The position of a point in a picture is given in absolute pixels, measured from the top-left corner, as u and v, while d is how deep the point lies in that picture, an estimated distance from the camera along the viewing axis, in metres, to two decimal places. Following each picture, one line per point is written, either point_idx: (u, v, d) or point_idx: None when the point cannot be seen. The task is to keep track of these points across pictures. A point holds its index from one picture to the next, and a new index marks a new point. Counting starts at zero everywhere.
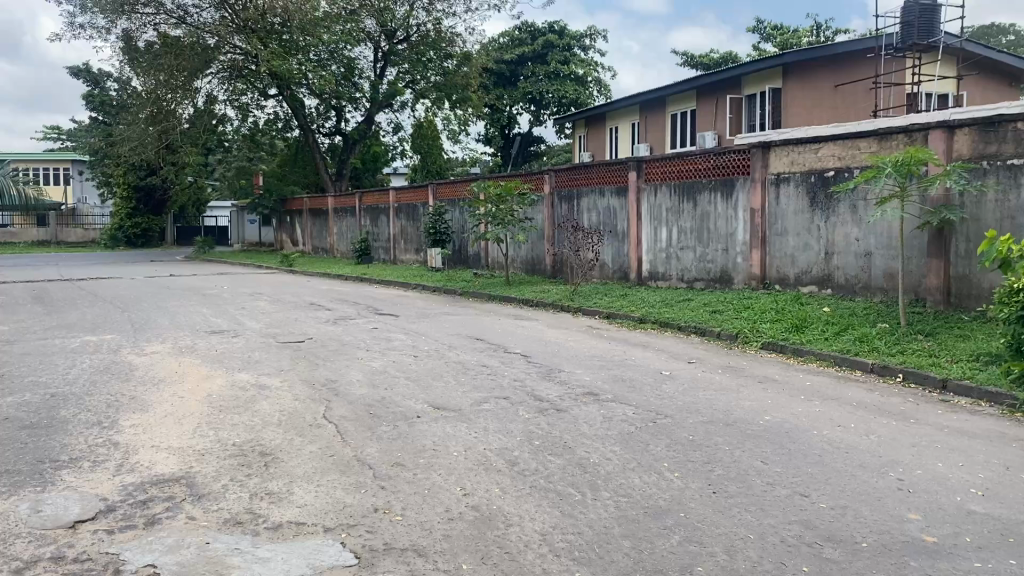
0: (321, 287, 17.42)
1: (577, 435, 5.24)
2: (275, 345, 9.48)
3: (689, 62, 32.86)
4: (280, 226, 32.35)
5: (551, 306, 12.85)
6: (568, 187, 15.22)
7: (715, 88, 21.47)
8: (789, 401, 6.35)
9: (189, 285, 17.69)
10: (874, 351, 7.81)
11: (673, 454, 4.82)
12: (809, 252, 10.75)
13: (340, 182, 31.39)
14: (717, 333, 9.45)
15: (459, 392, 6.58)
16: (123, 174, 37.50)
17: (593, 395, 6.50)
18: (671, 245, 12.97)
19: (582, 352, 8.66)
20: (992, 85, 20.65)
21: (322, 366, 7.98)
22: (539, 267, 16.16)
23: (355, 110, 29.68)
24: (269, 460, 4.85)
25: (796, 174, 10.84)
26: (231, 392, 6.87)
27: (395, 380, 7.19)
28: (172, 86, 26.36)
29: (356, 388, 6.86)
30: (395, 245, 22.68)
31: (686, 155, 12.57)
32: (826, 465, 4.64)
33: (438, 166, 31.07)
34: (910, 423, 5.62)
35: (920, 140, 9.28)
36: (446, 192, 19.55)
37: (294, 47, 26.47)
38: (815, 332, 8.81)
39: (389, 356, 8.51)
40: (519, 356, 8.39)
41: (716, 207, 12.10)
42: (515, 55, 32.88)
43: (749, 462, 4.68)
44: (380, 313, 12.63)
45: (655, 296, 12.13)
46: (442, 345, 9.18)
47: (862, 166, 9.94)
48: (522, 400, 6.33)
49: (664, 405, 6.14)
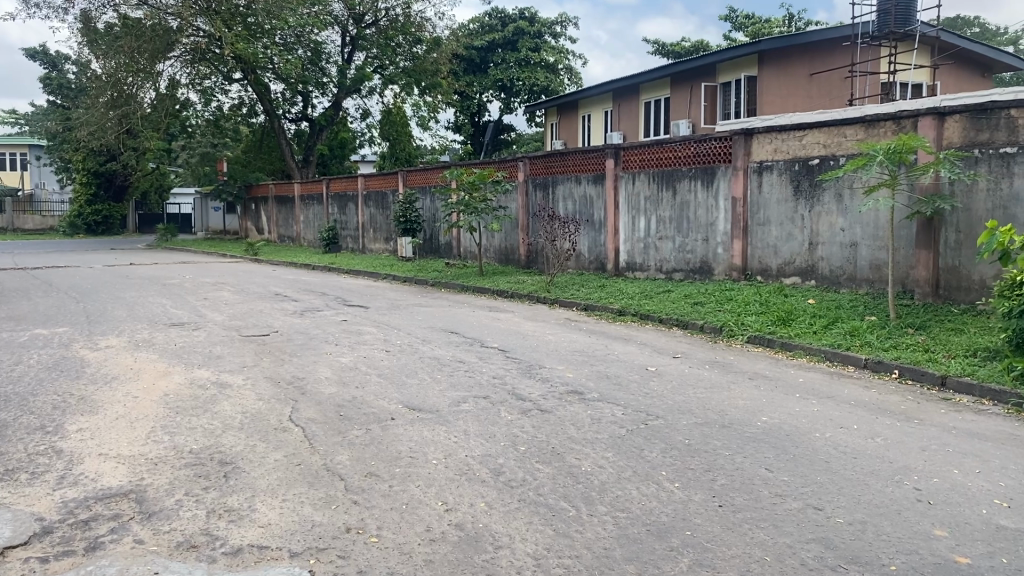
0: (288, 276, 16.88)
1: (564, 440, 4.87)
2: (236, 339, 8.98)
3: (661, 50, 32.62)
4: (245, 214, 31.59)
5: (527, 297, 12.45)
6: (543, 174, 14.82)
7: (690, 76, 21.12)
8: (784, 399, 6.03)
9: (148, 275, 17.01)
10: (865, 346, 7.51)
11: (670, 461, 4.47)
12: (792, 242, 10.48)
13: (307, 169, 30.69)
14: (701, 325, 9.13)
15: (435, 391, 6.18)
16: (82, 159, 36.35)
17: (577, 394, 6.12)
18: (649, 235, 12.64)
19: (562, 347, 8.28)
20: (964, 74, 20.58)
21: (288, 362, 7.51)
22: (513, 257, 15.76)
23: (322, 95, 28.99)
24: (229, 471, 4.40)
25: (779, 162, 10.54)
26: (189, 391, 6.38)
27: (366, 378, 6.76)
28: (132, 69, 25.55)
29: (324, 386, 6.43)
30: (364, 233, 22.14)
31: (665, 143, 12.23)
32: (835, 473, 4.31)
33: (407, 153, 30.54)
34: (914, 424, 5.33)
35: (909, 126, 9.00)
36: (417, 179, 19.05)
37: (259, 30, 25.91)
38: (802, 324, 8.51)
39: (359, 351, 8.06)
40: (497, 350, 8.00)
41: (696, 195, 11.77)
42: (485, 41, 32.34)
43: (753, 470, 4.34)
44: (349, 304, 12.16)
45: (633, 287, 11.80)
46: (415, 339, 8.74)
47: (849, 154, 9.65)
48: (502, 399, 5.93)
49: (653, 404, 5.79)
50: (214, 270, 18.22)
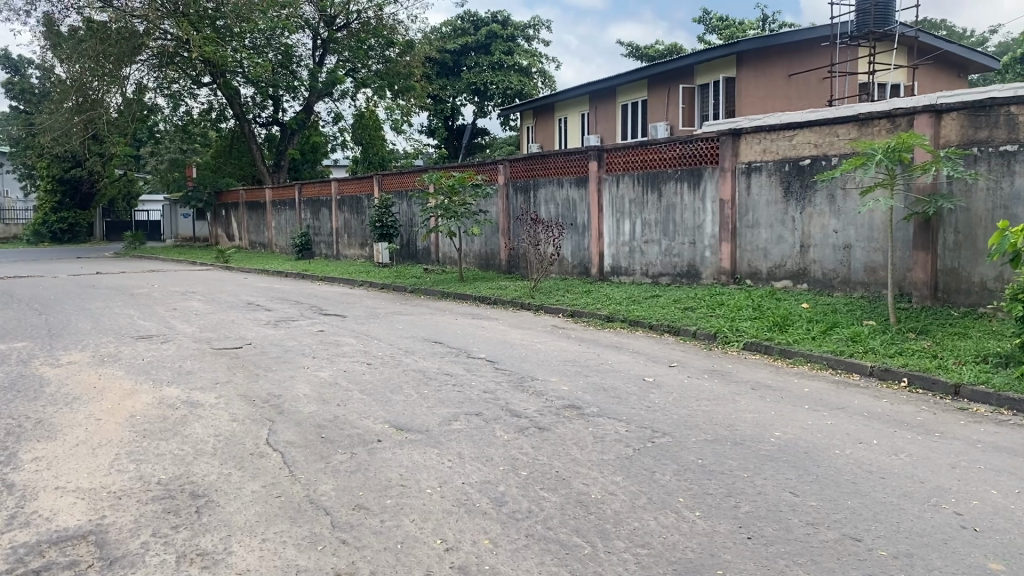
0: (260, 284, 16.38)
1: (568, 462, 4.49)
2: (208, 352, 8.51)
3: (635, 52, 32.41)
4: (215, 221, 30.90)
5: (510, 304, 12.07)
6: (524, 177, 14.47)
7: (667, 78, 20.84)
8: (793, 412, 5.69)
9: (115, 285, 16.38)
10: (869, 352, 7.21)
11: (687, 485, 4.12)
12: (783, 245, 10.19)
13: (279, 174, 30.10)
14: (693, 332, 8.80)
15: (423, 409, 5.77)
16: (46, 165, 35.43)
17: (575, 409, 5.74)
18: (634, 238, 12.32)
19: (552, 356, 7.91)
20: (941, 76, 20.53)
21: (264, 378, 7.07)
22: (494, 262, 15.39)
23: (293, 99, 28.49)
24: (202, 505, 3.98)
25: (769, 163, 10.25)
26: (156, 411, 5.92)
27: (348, 394, 6.35)
28: (97, 72, 24.87)
29: (304, 405, 6.00)
30: (338, 239, 21.65)
31: (650, 144, 11.91)
32: (866, 496, 3.97)
33: (380, 157, 30.06)
34: (934, 438, 5.02)
35: (905, 125, 8.74)
36: (393, 183, 18.64)
37: (228, 33, 25.34)
38: (800, 330, 8.20)
39: (339, 364, 7.64)
40: (484, 361, 7.61)
41: (682, 197, 11.46)
42: (458, 45, 31.96)
43: (778, 495, 3.99)
44: (325, 313, 11.71)
45: (620, 292, 11.45)
46: (397, 350, 8.34)
47: (842, 154, 9.38)
48: (497, 416, 5.54)
49: (656, 419, 5.43)
50: (185, 279, 17.63)
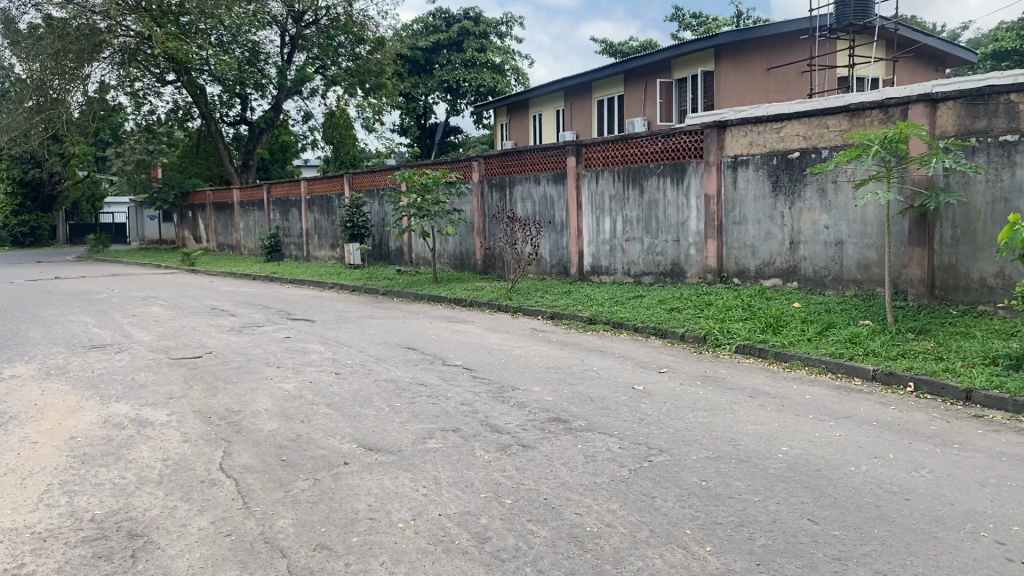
0: (226, 288, 15.77)
1: (558, 488, 4.02)
2: (164, 363, 7.93)
3: (609, 49, 32.01)
4: (181, 222, 30.01)
5: (487, 306, 11.58)
6: (499, 174, 14.00)
7: (643, 72, 20.44)
8: (797, 423, 5.25)
9: (73, 290, 15.64)
10: (869, 354, 6.81)
11: (692, 513, 3.65)
12: (772, 242, 9.79)
13: (247, 174, 29.39)
14: (682, 334, 8.36)
15: (396, 425, 5.27)
16: (6, 167, 34.36)
17: (561, 423, 5.26)
18: (615, 236, 11.88)
19: (534, 363, 7.44)
20: (918, 69, 20.34)
21: (223, 391, 6.53)
22: (469, 263, 14.90)
23: (261, 97, 27.75)
24: (141, 547, 3.45)
25: (756, 157, 9.84)
26: (99, 432, 5.36)
27: (314, 409, 5.83)
28: (57, 70, 24.00)
29: (265, 423, 5.48)
30: (308, 240, 21.03)
31: (631, 138, 11.47)
32: (893, 523, 3.52)
33: (351, 156, 29.44)
34: (954, 451, 4.61)
35: (898, 115, 8.36)
36: (364, 182, 18.08)
37: (193, 30, 24.57)
38: (794, 331, 7.78)
39: (305, 374, 7.10)
40: (461, 369, 7.12)
41: (665, 193, 11.03)
42: (429, 42, 31.39)
43: (795, 523, 3.54)
44: (292, 318, 11.15)
45: (602, 293, 11.02)
46: (367, 358, 7.81)
47: (832, 146, 8.99)
48: (476, 432, 5.05)
49: (650, 433, 4.97)
50: (147, 283, 16.93)
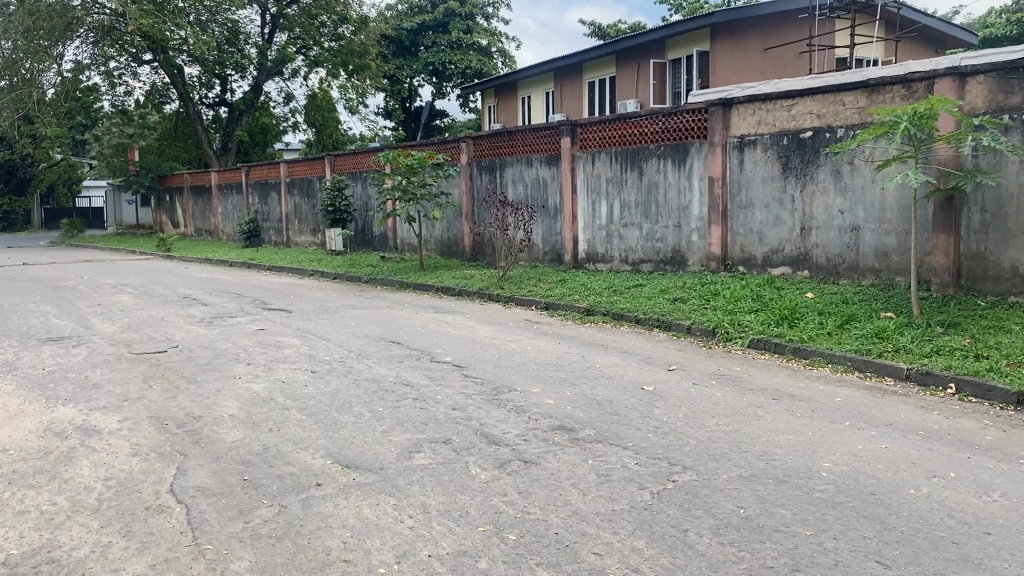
0: (201, 275, 15.03)
1: (572, 519, 3.37)
2: (124, 359, 7.22)
3: (598, 32, 31.21)
4: (159, 207, 29.08)
5: (476, 295, 10.91)
6: (488, 156, 13.31)
7: (635, 53, 19.74)
8: (834, 432, 4.64)
9: (38, 277, 14.81)
10: (899, 350, 6.20)
11: (735, 557, 3.01)
12: (781, 227, 9.16)
13: (226, 157, 28.55)
14: (688, 327, 7.72)
15: (378, 436, 4.61)
16: None
17: (566, 432, 4.62)
18: (612, 221, 11.25)
19: (530, 358, 6.81)
20: (919, 50, 19.76)
21: (184, 393, 5.85)
22: (457, 249, 14.24)
23: (241, 78, 26.82)
24: None
25: (764, 136, 9.20)
26: (36, 443, 4.67)
27: (286, 415, 5.16)
28: (29, 48, 23.13)
29: (228, 433, 4.81)
30: (289, 225, 20.27)
31: (629, 117, 10.81)
32: (984, 570, 2.90)
33: (333, 139, 28.63)
34: (1021, 467, 4.01)
35: (923, 90, 7.76)
36: (346, 165, 17.35)
37: (170, 8, 23.66)
38: (812, 324, 7.16)
39: (277, 372, 6.42)
40: (450, 367, 6.45)
41: (666, 175, 10.38)
42: (414, 23, 30.49)
43: (863, 567, 2.92)
44: (268, 308, 10.44)
45: (598, 282, 10.38)
46: (348, 354, 7.13)
47: (849, 125, 8.37)
48: (470, 444, 4.41)
49: (669, 446, 4.33)
50: (118, 269, 16.14)
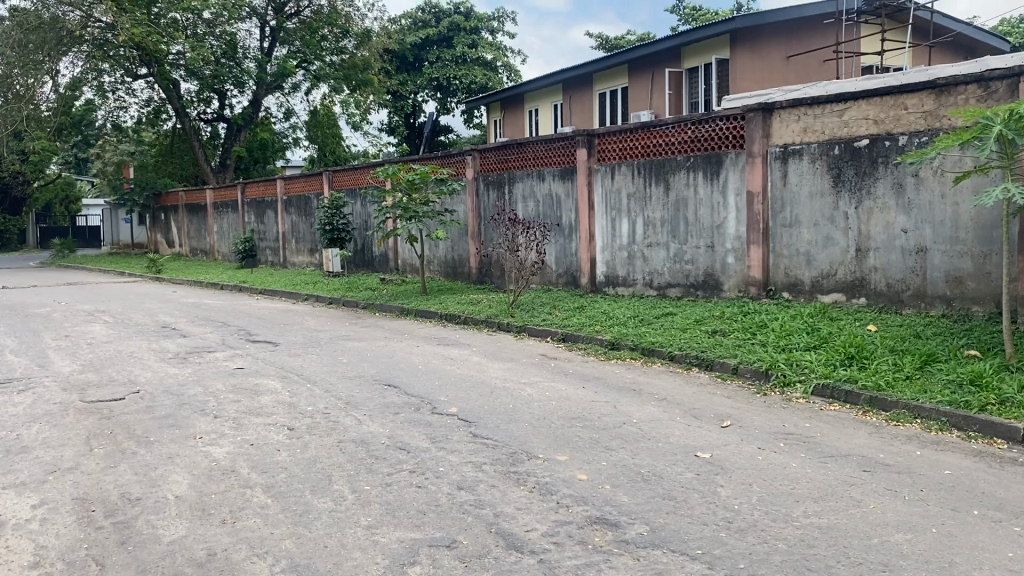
0: (187, 299, 13.92)
1: None
2: (72, 409, 6.11)
3: (605, 44, 30.21)
4: (153, 225, 28.04)
5: (484, 325, 9.80)
6: (497, 171, 12.23)
7: (648, 61, 18.65)
8: (965, 528, 3.49)
9: (12, 304, 13.66)
10: (1004, 401, 5.07)
11: None
12: (831, 248, 8.05)
13: (223, 174, 27.53)
14: (736, 367, 6.59)
15: (362, 536, 3.47)
16: None
17: (611, 529, 3.49)
18: (634, 241, 10.14)
19: (551, 409, 5.67)
20: (949, 57, 18.67)
21: (128, 461, 4.72)
22: (463, 270, 13.12)
23: (240, 93, 25.82)
24: None
25: (812, 145, 8.10)
26: None
27: (246, 497, 4.04)
28: (20, 63, 22.04)
29: (167, 527, 3.68)
30: (286, 244, 19.20)
31: (653, 126, 9.71)
32: None
33: (336, 156, 27.59)
34: None
35: (1005, 90, 6.66)
36: (344, 181, 16.29)
37: (165, 21, 22.74)
38: (885, 365, 6.03)
39: (246, 431, 5.28)
40: (456, 423, 5.32)
41: (696, 190, 9.27)
42: (417, 37, 29.53)
43: None
44: (252, 340, 9.31)
45: (621, 309, 9.25)
46: (334, 403, 6.00)
47: (914, 131, 7.28)
48: (484, 551, 3.29)
49: (755, 556, 3.19)
50: (99, 294, 14.97)
